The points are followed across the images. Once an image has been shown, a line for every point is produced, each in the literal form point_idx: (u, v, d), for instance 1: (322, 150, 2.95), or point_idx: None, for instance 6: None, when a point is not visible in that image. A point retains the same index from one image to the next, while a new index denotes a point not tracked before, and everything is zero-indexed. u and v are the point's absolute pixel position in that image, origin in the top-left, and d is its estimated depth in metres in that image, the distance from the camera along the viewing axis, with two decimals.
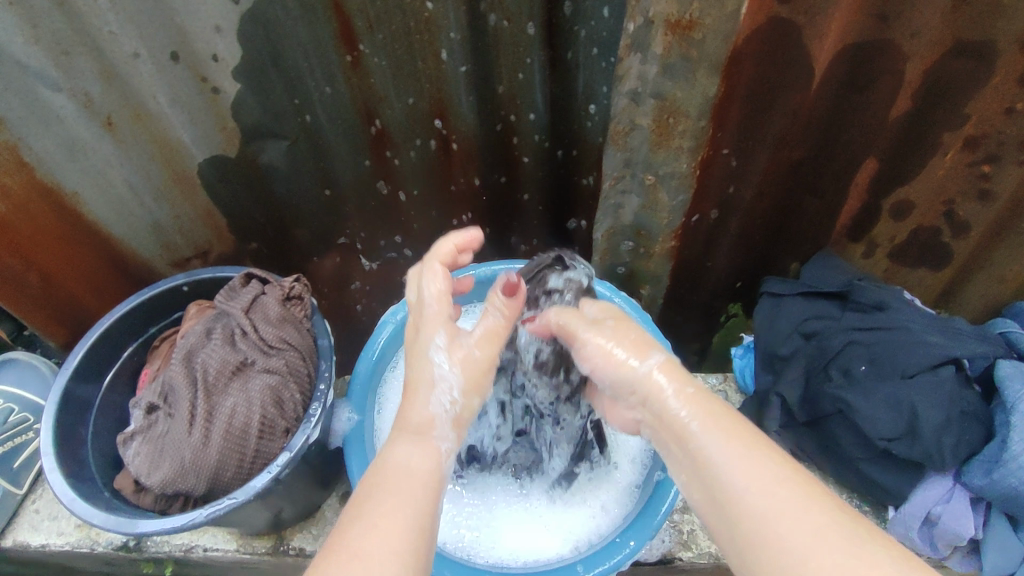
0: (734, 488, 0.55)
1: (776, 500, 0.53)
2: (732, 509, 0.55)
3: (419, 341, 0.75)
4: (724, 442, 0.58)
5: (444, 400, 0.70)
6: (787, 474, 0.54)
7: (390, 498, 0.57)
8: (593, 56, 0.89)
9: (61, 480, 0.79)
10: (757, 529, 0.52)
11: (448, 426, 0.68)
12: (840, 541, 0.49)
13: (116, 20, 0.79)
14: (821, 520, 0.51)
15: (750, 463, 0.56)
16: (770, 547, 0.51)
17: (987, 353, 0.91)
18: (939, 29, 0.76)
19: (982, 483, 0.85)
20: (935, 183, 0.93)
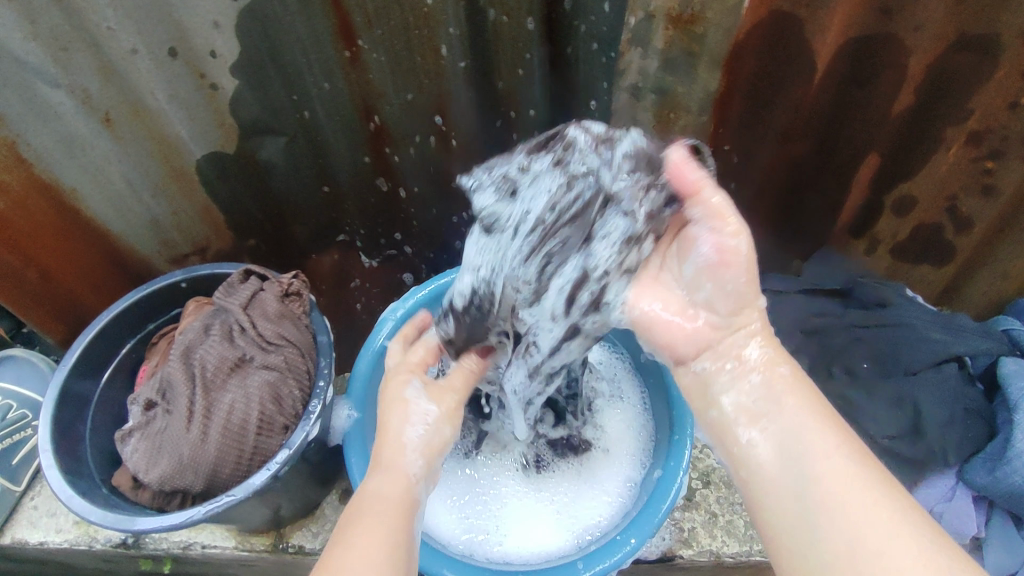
0: (825, 448, 0.56)
1: (856, 473, 0.54)
2: (812, 468, 0.55)
3: (393, 380, 0.77)
4: (812, 408, 0.60)
5: (418, 428, 0.72)
6: (867, 453, 0.56)
7: (370, 517, 0.61)
8: (593, 51, 0.86)
9: (59, 477, 0.79)
10: (831, 491, 0.53)
11: (417, 452, 0.70)
12: (915, 524, 0.50)
13: (114, 16, 0.78)
14: (898, 502, 0.52)
15: (834, 434, 0.57)
16: (847, 510, 0.52)
17: (989, 350, 0.92)
18: (942, 23, 0.75)
19: (985, 481, 0.84)
20: (938, 179, 0.92)
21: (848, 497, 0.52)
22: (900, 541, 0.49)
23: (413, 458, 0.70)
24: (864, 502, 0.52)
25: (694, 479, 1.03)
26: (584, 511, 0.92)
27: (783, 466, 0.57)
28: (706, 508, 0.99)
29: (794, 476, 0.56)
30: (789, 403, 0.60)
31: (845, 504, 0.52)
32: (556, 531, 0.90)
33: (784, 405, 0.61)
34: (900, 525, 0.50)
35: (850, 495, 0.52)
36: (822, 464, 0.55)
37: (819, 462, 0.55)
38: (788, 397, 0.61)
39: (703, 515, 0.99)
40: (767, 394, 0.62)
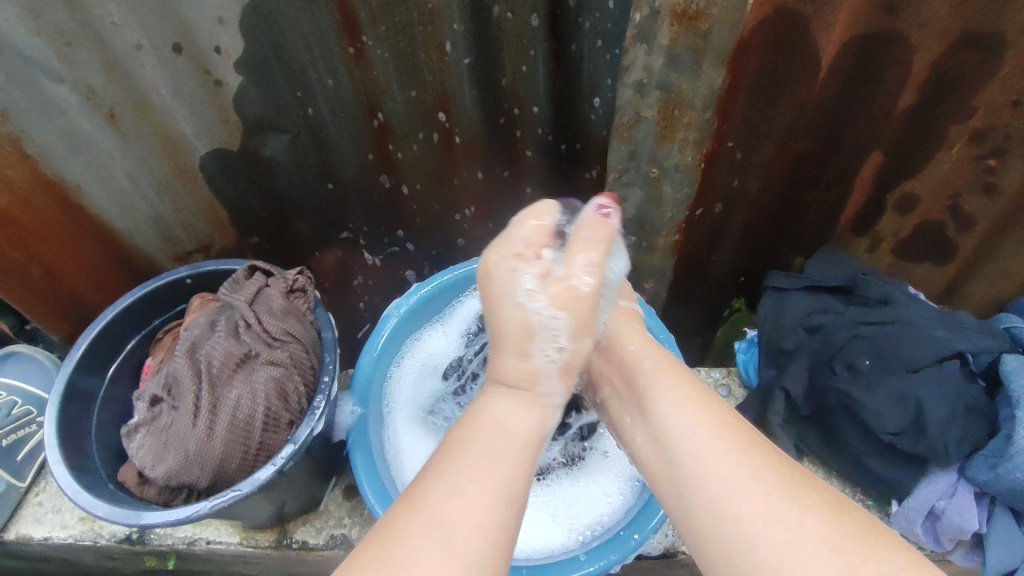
0: (681, 431, 0.61)
1: (715, 445, 0.58)
2: (680, 452, 0.60)
3: (507, 290, 0.71)
4: (675, 393, 0.66)
5: (549, 351, 0.69)
6: (730, 423, 0.60)
7: (480, 453, 0.56)
8: (597, 48, 0.89)
9: (65, 472, 0.79)
10: (695, 469, 0.57)
11: (554, 378, 0.69)
12: (771, 484, 0.53)
13: (118, 11, 0.78)
14: (758, 464, 0.55)
15: (696, 411, 0.63)
16: (704, 481, 0.56)
17: (991, 347, 0.91)
18: (947, 20, 0.76)
19: (987, 478, 0.84)
20: (940, 177, 0.92)
21: (707, 471, 0.56)
22: (754, 502, 0.52)
23: (550, 386, 0.68)
24: (719, 472, 0.56)
25: None
26: (586, 507, 0.92)
27: (661, 457, 0.62)
28: None
29: (668, 463, 0.61)
30: (659, 396, 0.67)
31: (705, 479, 0.56)
32: (556, 528, 0.90)
33: (653, 400, 0.67)
34: (754, 488, 0.53)
35: (710, 469, 0.56)
36: (688, 445, 0.60)
37: (685, 444, 0.60)
38: (658, 388, 0.68)
39: None
40: (640, 391, 0.70)
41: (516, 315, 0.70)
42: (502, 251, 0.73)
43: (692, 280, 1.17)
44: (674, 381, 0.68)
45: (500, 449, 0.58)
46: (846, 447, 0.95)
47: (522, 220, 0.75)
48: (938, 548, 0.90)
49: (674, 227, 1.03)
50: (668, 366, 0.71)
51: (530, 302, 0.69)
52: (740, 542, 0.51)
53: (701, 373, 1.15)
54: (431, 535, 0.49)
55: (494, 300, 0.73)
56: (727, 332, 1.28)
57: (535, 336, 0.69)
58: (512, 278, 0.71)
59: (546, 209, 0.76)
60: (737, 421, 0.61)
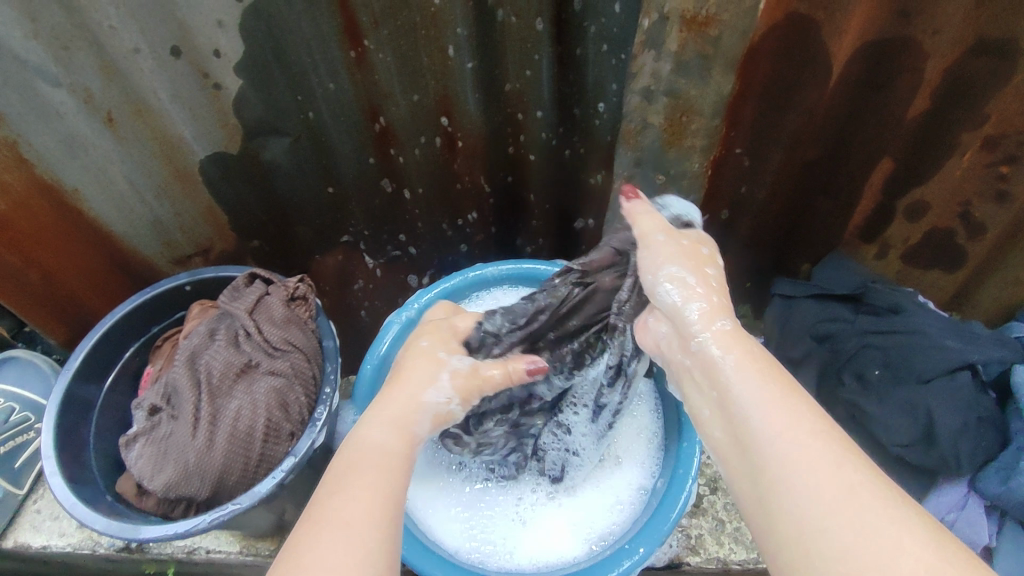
0: (767, 433, 0.53)
1: (806, 451, 0.50)
2: (761, 453, 0.53)
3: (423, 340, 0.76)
4: (758, 387, 0.57)
5: (439, 395, 0.69)
6: (821, 426, 0.52)
7: (368, 472, 0.56)
8: (603, 53, 0.86)
9: (62, 484, 0.78)
10: (782, 476, 0.50)
11: (428, 420, 0.67)
12: (866, 500, 0.46)
13: (116, 14, 0.77)
14: (853, 476, 0.48)
15: (785, 409, 0.54)
16: (793, 494, 0.49)
17: (1003, 358, 0.89)
18: (961, 27, 0.74)
19: (998, 491, 0.84)
20: (952, 184, 0.91)
21: (797, 478, 0.49)
22: (846, 517, 0.46)
23: (425, 424, 0.66)
24: (806, 482, 0.49)
25: (702, 484, 1.03)
26: (596, 516, 0.91)
27: (740, 454, 0.55)
28: (713, 514, 0.99)
29: (749, 463, 0.54)
30: (737, 386, 0.58)
31: (789, 486, 0.49)
32: (572, 538, 0.90)
33: (733, 392, 0.58)
34: (849, 504, 0.46)
35: (796, 476, 0.49)
36: (774, 447, 0.52)
37: (771, 445, 0.52)
38: (738, 372, 0.59)
39: (710, 522, 0.98)
40: (721, 387, 0.60)
41: (441, 360, 0.72)
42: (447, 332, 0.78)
43: None
44: (756, 376, 0.58)
45: (384, 459, 0.58)
46: None
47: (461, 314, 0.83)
48: None
49: None
50: (750, 357, 0.60)
51: (456, 364, 0.73)
52: (822, 553, 0.46)
53: None
54: (330, 535, 0.50)
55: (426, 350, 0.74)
56: None
57: (436, 383, 0.69)
58: (448, 344, 0.76)
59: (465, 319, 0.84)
60: (828, 425, 0.53)
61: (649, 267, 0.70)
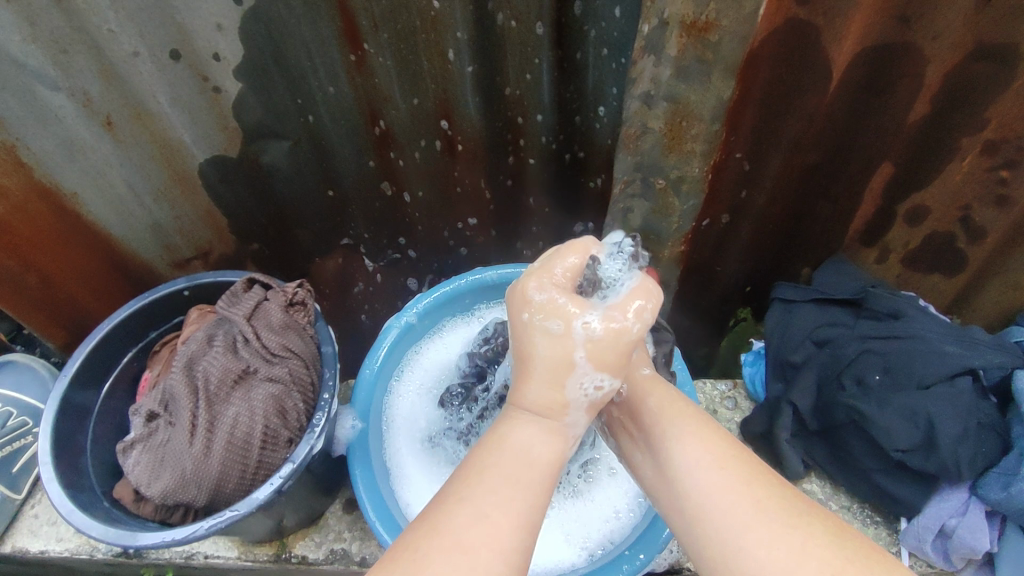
0: (685, 465, 0.60)
1: (716, 475, 0.57)
2: (684, 480, 0.59)
3: (541, 321, 0.64)
4: (679, 425, 0.64)
5: (589, 384, 0.63)
6: (732, 453, 0.59)
7: (498, 477, 0.55)
8: (603, 57, 0.87)
9: (59, 491, 0.77)
10: (699, 499, 0.56)
11: (581, 411, 0.64)
12: (770, 511, 0.52)
13: (115, 17, 0.76)
14: (760, 493, 0.54)
15: (701, 443, 0.61)
16: (709, 516, 0.54)
17: (1003, 363, 0.88)
18: (960, 32, 0.74)
19: (999, 497, 0.83)
20: (952, 189, 0.90)
21: (712, 499, 0.55)
22: (756, 530, 0.51)
23: (577, 417, 0.64)
24: (720, 501, 0.54)
25: None
26: (594, 522, 0.91)
27: (667, 488, 0.61)
28: None
29: (674, 494, 0.59)
30: (663, 425, 0.66)
31: (707, 507, 0.55)
32: (568, 545, 0.89)
33: (659, 431, 0.66)
34: (756, 515, 0.52)
35: (712, 496, 0.55)
36: (693, 476, 0.58)
37: (690, 475, 0.58)
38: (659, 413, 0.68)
39: None
40: (647, 429, 0.68)
41: (567, 346, 0.63)
42: (542, 284, 0.66)
43: (697, 290, 1.15)
44: (676, 414, 0.66)
45: (526, 473, 0.56)
46: (854, 462, 0.94)
47: (562, 251, 0.69)
48: (947, 567, 0.90)
49: (680, 237, 1.01)
50: (671, 400, 0.69)
51: (588, 328, 0.63)
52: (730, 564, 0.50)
53: (706, 385, 1.13)
54: (454, 557, 0.48)
55: (530, 324, 0.65)
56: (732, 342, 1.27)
57: (575, 366, 0.63)
58: (561, 308, 0.64)
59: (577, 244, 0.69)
60: (738, 451, 0.59)
61: None
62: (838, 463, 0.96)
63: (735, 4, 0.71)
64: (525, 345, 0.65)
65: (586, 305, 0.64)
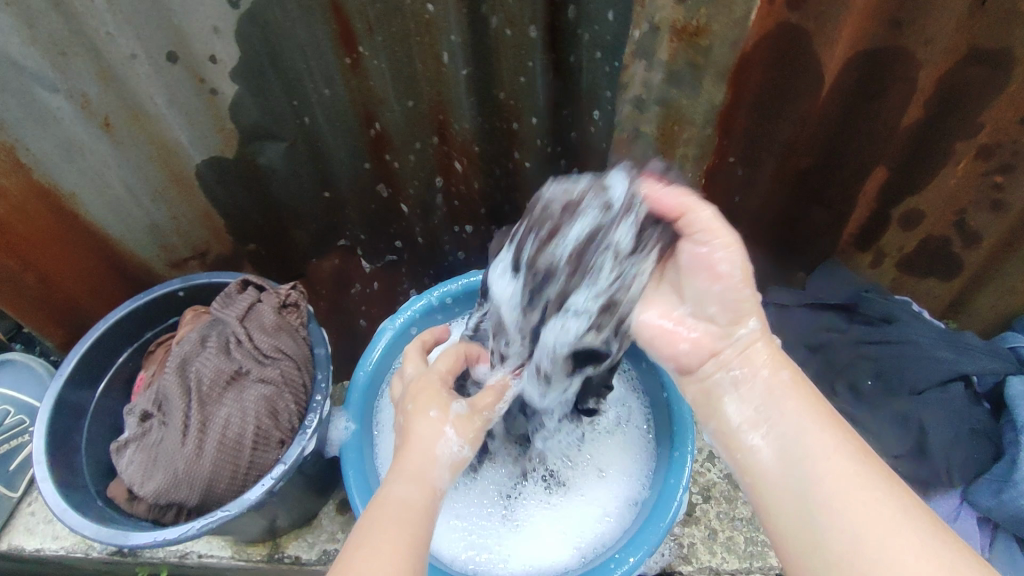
0: (822, 450, 0.57)
1: (860, 472, 0.55)
2: (813, 469, 0.56)
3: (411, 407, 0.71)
4: (808, 408, 0.61)
5: (452, 445, 0.67)
6: (867, 453, 0.57)
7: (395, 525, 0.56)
8: (596, 60, 0.86)
9: (53, 490, 0.78)
10: (839, 489, 0.54)
11: (449, 469, 0.65)
12: (915, 519, 0.51)
13: (113, 21, 0.77)
14: (900, 500, 0.53)
15: (837, 435, 0.58)
16: (851, 510, 0.52)
17: (998, 370, 0.88)
18: (951, 37, 0.74)
19: (989, 503, 0.83)
20: (946, 193, 0.90)
21: (871, 496, 0.53)
22: (903, 533, 0.50)
23: (443, 476, 0.64)
24: (864, 497, 0.53)
25: (695, 493, 1.01)
26: (587, 524, 0.91)
27: (786, 472, 0.58)
28: (706, 523, 0.98)
29: (797, 473, 0.57)
30: (790, 407, 0.61)
31: (852, 498, 0.53)
32: (560, 546, 0.90)
33: (786, 408, 0.61)
34: (902, 524, 0.50)
35: (854, 492, 0.53)
36: (823, 464, 0.56)
37: (826, 469, 0.56)
38: (788, 396, 0.62)
39: (702, 530, 0.98)
40: (771, 401, 0.63)
41: (440, 407, 0.70)
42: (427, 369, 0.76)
43: None
44: (806, 401, 0.61)
45: (406, 513, 0.58)
46: None
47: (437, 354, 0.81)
48: None
49: None
50: (806, 389, 0.62)
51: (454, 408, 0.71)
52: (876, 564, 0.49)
53: None
54: None
55: (407, 413, 0.71)
56: None
57: (443, 432, 0.67)
58: (434, 387, 0.73)
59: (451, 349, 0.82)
60: (856, 447, 0.57)
61: (700, 246, 0.66)
62: None
63: (725, 9, 0.72)
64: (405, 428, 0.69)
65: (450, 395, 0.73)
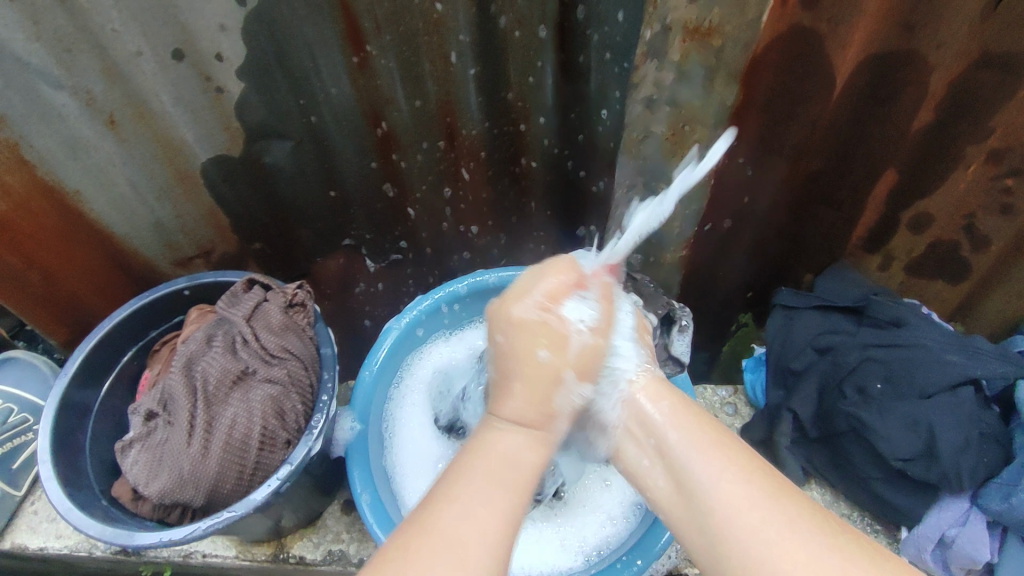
0: (703, 480, 0.56)
1: (746, 491, 0.53)
2: (703, 498, 0.55)
3: (529, 335, 0.63)
4: (691, 434, 0.60)
5: (573, 396, 0.63)
6: (757, 467, 0.55)
7: (487, 481, 0.53)
8: (606, 62, 0.86)
9: (57, 489, 0.78)
10: (726, 518, 0.52)
11: (566, 422, 0.63)
12: (804, 531, 0.49)
13: (119, 18, 0.77)
14: (787, 510, 0.51)
15: (719, 455, 0.57)
16: (740, 539, 0.50)
17: (1007, 374, 0.87)
18: (965, 39, 0.73)
19: (1000, 509, 0.82)
20: (956, 197, 0.90)
21: (752, 517, 0.51)
22: (789, 553, 0.48)
23: (563, 429, 0.62)
24: (751, 520, 0.51)
25: None
26: (591, 528, 0.91)
27: (683, 503, 0.57)
28: None
29: (693, 510, 0.56)
30: (674, 433, 0.61)
31: (736, 524, 0.51)
32: (563, 550, 0.89)
33: (670, 440, 0.61)
34: (788, 542, 0.48)
35: (741, 517, 0.51)
36: (711, 488, 0.55)
37: (716, 496, 0.54)
38: (671, 427, 0.62)
39: None
40: (656, 433, 0.63)
41: (555, 366, 0.62)
42: (526, 302, 0.64)
43: (700, 295, 1.15)
44: (690, 425, 0.61)
45: (510, 479, 0.54)
46: (856, 470, 0.93)
47: (551, 268, 0.67)
48: None
49: (681, 242, 1.01)
50: (688, 413, 0.63)
51: (572, 343, 0.63)
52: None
53: (707, 391, 1.13)
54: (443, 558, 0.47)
55: (513, 341, 0.63)
56: (734, 347, 1.26)
57: (562, 383, 0.62)
58: (550, 329, 0.63)
59: (570, 265, 0.68)
60: (745, 459, 0.56)
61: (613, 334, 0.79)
62: (838, 472, 0.96)
63: (738, 12, 0.72)
64: (524, 364, 0.61)
65: (569, 325, 0.64)
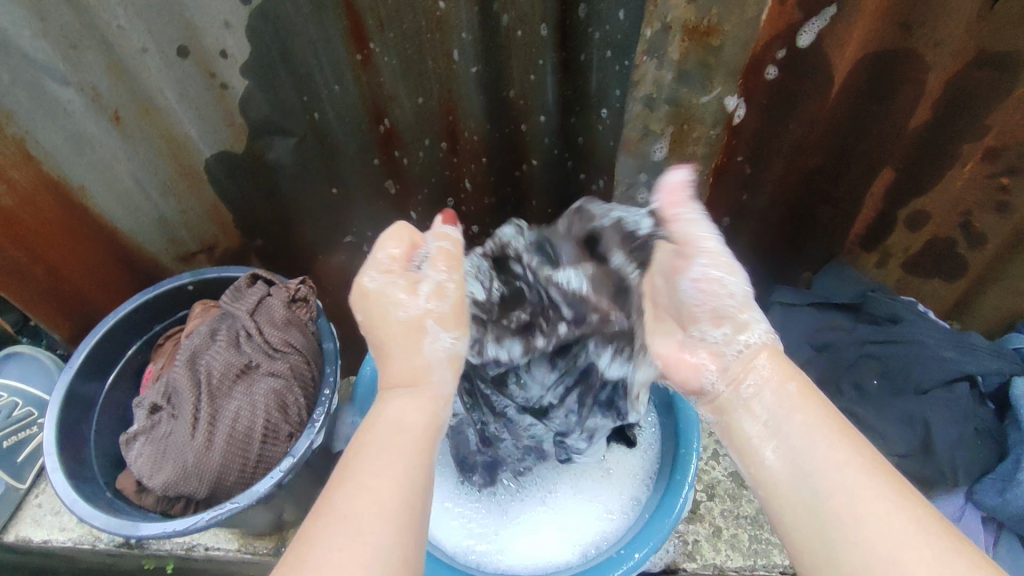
0: (825, 464, 0.54)
1: (866, 482, 0.52)
2: (821, 481, 0.53)
3: (377, 304, 0.69)
4: (809, 419, 0.58)
5: (443, 341, 0.69)
6: (881, 465, 0.54)
7: (381, 450, 0.55)
8: (607, 59, 0.86)
9: (63, 481, 0.79)
10: (846, 500, 0.51)
11: (444, 367, 0.68)
12: (927, 530, 0.48)
13: (125, 15, 0.78)
14: (909, 509, 0.50)
15: (840, 443, 0.55)
16: (859, 527, 0.49)
17: (1002, 369, 0.89)
18: (962, 39, 0.74)
19: (995, 502, 0.83)
20: (951, 196, 0.91)
21: (871, 507, 0.50)
22: (911, 547, 0.47)
23: (444, 375, 0.67)
24: (871, 510, 0.49)
25: (700, 491, 1.03)
26: (590, 521, 0.91)
27: (795, 486, 0.55)
28: (711, 521, 0.99)
29: (807, 489, 0.54)
30: (796, 419, 0.59)
31: (855, 511, 0.50)
32: (562, 544, 0.90)
33: (794, 421, 0.59)
34: (912, 534, 0.47)
35: (861, 504, 0.50)
36: (835, 476, 0.53)
37: (839, 488, 0.52)
38: (792, 406, 0.60)
39: (707, 528, 0.98)
40: (778, 417, 0.60)
41: (413, 320, 0.68)
42: (372, 274, 0.70)
43: None
44: (813, 409, 0.59)
45: (395, 437, 0.57)
46: None
47: (388, 237, 0.72)
48: None
49: None
50: (811, 397, 0.61)
51: (419, 298, 0.68)
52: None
53: None
54: (338, 527, 0.48)
55: (371, 317, 0.69)
56: None
57: (426, 331, 0.68)
58: (392, 293, 0.68)
59: (400, 228, 0.72)
60: (873, 457, 0.54)
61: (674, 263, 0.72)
62: None
63: (737, 9, 0.72)
64: (381, 333, 0.68)
65: (416, 280, 0.70)
